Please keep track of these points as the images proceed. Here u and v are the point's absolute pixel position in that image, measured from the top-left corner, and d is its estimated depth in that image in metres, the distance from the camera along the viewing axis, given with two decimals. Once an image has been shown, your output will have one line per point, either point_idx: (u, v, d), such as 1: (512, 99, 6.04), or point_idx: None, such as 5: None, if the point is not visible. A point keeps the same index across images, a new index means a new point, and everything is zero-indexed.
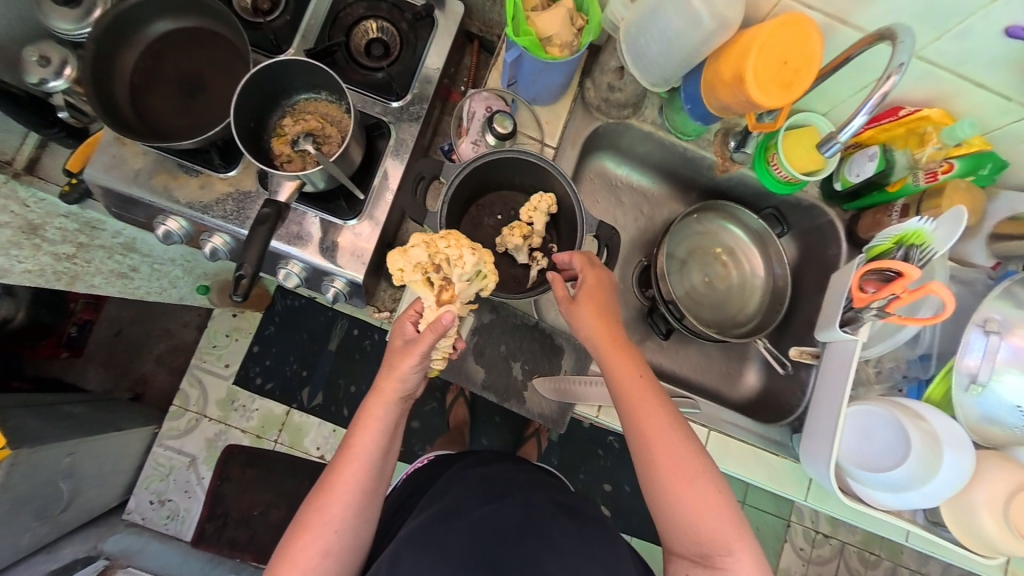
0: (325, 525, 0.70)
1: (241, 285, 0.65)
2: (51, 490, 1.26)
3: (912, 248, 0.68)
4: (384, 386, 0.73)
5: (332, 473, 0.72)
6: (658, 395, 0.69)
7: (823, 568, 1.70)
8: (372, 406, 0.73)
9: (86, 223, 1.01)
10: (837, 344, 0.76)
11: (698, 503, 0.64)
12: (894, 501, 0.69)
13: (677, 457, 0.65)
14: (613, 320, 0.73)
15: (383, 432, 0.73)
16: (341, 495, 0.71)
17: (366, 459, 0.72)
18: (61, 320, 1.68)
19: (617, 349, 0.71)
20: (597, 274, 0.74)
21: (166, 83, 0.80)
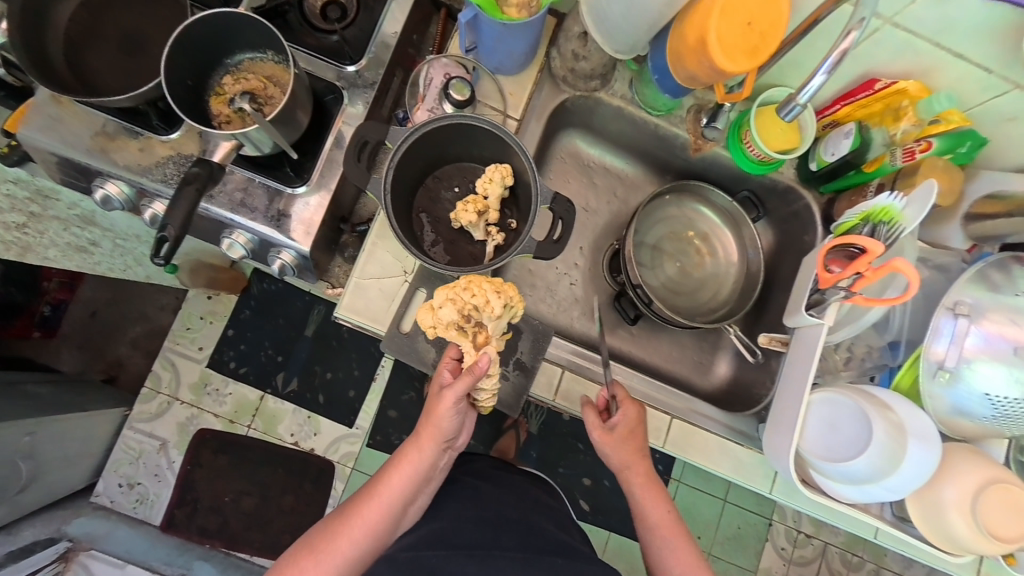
0: (337, 553, 0.72)
1: (162, 249, 0.62)
2: (7, 470, 1.22)
3: (880, 225, 0.64)
4: (424, 433, 0.75)
5: (358, 504, 0.74)
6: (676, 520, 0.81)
7: (805, 569, 1.66)
8: (413, 448, 0.76)
9: (37, 191, 0.96)
10: (807, 330, 0.71)
11: None
12: (857, 495, 0.65)
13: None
14: (643, 454, 0.81)
15: (419, 476, 0.76)
16: (361, 529, 0.73)
17: (395, 499, 0.74)
18: (33, 299, 1.64)
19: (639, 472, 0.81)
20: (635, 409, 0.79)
21: (106, 41, 0.77)
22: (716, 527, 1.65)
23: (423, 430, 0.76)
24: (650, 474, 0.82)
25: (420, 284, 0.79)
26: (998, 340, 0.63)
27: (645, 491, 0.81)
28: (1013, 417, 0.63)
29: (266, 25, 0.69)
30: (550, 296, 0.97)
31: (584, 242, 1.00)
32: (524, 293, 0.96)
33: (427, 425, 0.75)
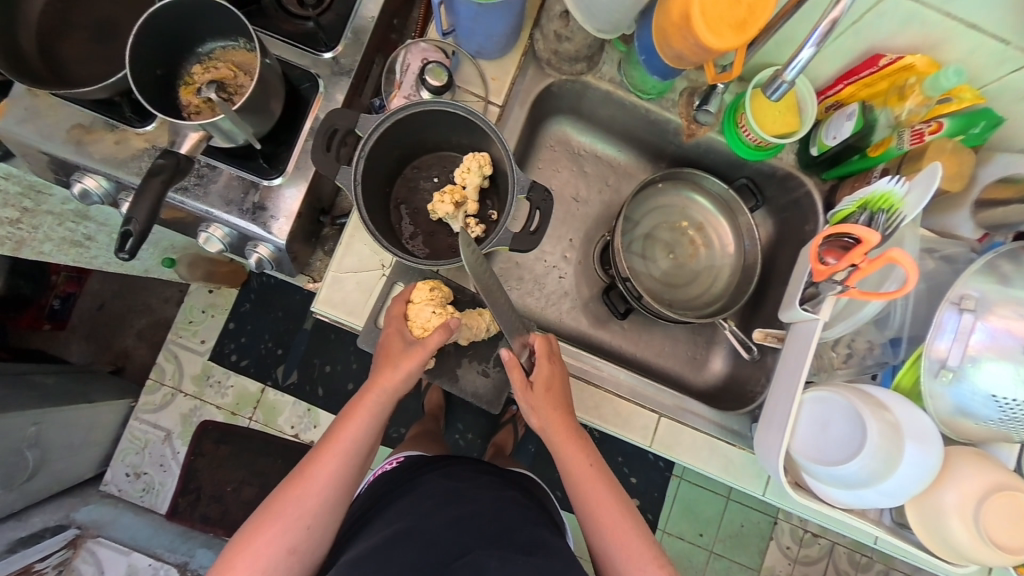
0: (296, 517, 0.64)
1: (127, 243, 0.62)
2: (15, 459, 1.25)
3: (878, 213, 0.61)
4: (379, 380, 0.69)
5: (308, 461, 0.66)
6: (588, 451, 0.74)
7: (810, 568, 1.62)
8: (367, 393, 0.69)
9: (30, 186, 0.97)
10: (801, 325, 0.66)
11: (624, 536, 0.71)
12: (852, 499, 0.61)
13: (602, 497, 0.73)
14: (556, 403, 0.73)
15: (376, 428, 0.70)
16: (315, 485, 0.65)
17: (351, 451, 0.67)
18: (42, 292, 1.68)
19: (570, 443, 0.73)
20: (553, 366, 0.74)
21: (79, 33, 0.77)
22: (717, 524, 1.62)
23: (376, 376, 0.70)
24: (567, 421, 0.73)
25: (396, 279, 0.77)
26: (1006, 336, 0.59)
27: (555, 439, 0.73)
28: (1020, 420, 0.59)
29: (233, 11, 0.68)
30: (539, 289, 0.94)
31: (574, 233, 0.97)
32: (510, 286, 0.93)
33: (385, 370, 0.69)
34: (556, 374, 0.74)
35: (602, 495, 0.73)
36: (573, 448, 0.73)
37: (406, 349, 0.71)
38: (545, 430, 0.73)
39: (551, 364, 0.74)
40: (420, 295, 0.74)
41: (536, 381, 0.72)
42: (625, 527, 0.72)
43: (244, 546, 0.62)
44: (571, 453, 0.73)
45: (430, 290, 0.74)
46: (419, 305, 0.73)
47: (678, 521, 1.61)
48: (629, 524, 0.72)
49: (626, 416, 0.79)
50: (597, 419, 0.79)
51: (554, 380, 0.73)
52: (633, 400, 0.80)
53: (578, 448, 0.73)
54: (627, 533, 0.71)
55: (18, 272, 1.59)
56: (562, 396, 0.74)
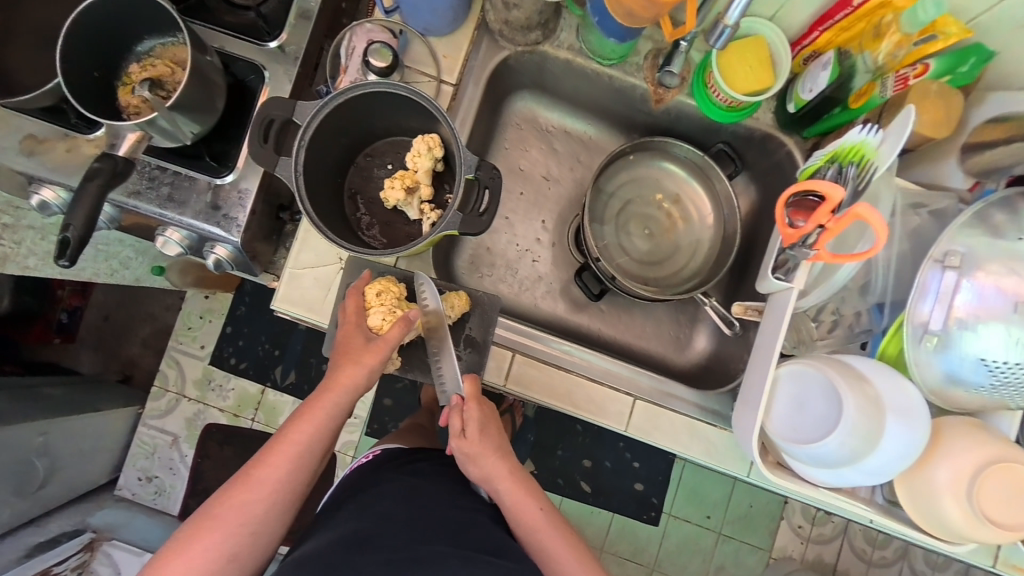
0: (238, 520, 0.63)
1: (66, 249, 0.61)
2: (25, 469, 1.26)
3: (848, 166, 0.56)
4: (334, 378, 0.69)
5: (255, 463, 0.65)
6: (519, 472, 0.73)
7: (824, 547, 1.57)
8: (324, 394, 0.68)
9: (10, 203, 0.96)
10: (777, 296, 0.62)
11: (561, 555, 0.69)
12: (832, 478, 0.58)
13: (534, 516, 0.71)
14: (489, 438, 0.72)
15: (329, 429, 0.69)
16: (262, 489, 0.64)
17: (304, 454, 0.67)
18: (48, 305, 1.63)
19: (523, 492, 0.71)
20: (483, 406, 0.73)
21: (21, 38, 0.74)
22: (724, 506, 1.58)
23: (331, 375, 0.69)
24: (496, 448, 0.73)
25: (352, 276, 0.75)
26: (993, 295, 0.55)
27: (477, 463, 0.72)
28: (1015, 386, 0.55)
29: (164, 5, 0.65)
30: (511, 275, 0.91)
31: (547, 214, 0.93)
32: (481, 274, 0.90)
33: (340, 369, 0.68)
34: (489, 413, 0.73)
35: (538, 514, 0.71)
36: (526, 496, 0.71)
37: (364, 345, 0.69)
38: (477, 470, 0.72)
39: (483, 405, 0.72)
40: (367, 299, 0.71)
41: (472, 429, 0.71)
42: (551, 528, 0.70)
43: (180, 550, 0.61)
44: (525, 504, 0.71)
45: (377, 293, 0.72)
46: (367, 308, 0.71)
47: (683, 505, 1.58)
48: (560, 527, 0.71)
49: (599, 402, 0.76)
50: (569, 406, 0.76)
51: (487, 421, 0.73)
52: (605, 384, 0.77)
53: (529, 496, 0.71)
54: (554, 536, 0.70)
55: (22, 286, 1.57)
56: (498, 438, 0.74)
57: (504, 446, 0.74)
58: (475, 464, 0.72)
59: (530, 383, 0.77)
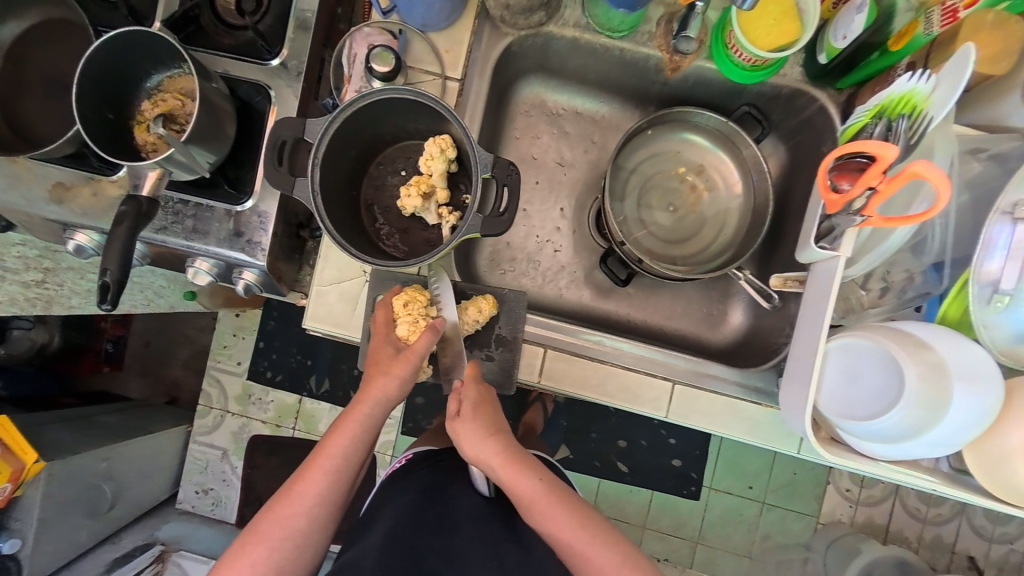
0: (284, 532, 0.65)
1: (106, 292, 0.63)
2: (94, 492, 1.35)
3: (898, 119, 0.52)
4: (367, 392, 0.69)
5: (297, 477, 0.67)
6: (512, 444, 0.70)
7: (874, 509, 1.54)
8: (357, 408, 0.69)
9: (46, 247, 0.99)
10: (821, 265, 0.58)
11: (563, 522, 0.66)
12: (892, 453, 0.55)
13: (526, 485, 0.68)
14: (480, 412, 0.70)
15: (364, 440, 0.69)
16: (303, 504, 0.66)
17: (341, 466, 0.68)
18: (93, 338, 1.70)
19: (514, 468, 0.68)
20: (479, 387, 0.72)
21: (35, 88, 0.75)
22: (766, 475, 1.56)
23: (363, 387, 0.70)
24: (489, 421, 0.70)
25: (376, 289, 0.76)
26: None
27: (466, 437, 0.69)
28: None
29: (169, 41, 0.65)
30: (533, 267, 0.89)
31: (564, 201, 0.90)
32: (503, 270, 0.89)
33: (371, 380, 0.69)
34: (486, 395, 0.72)
35: (530, 483, 0.68)
36: (518, 469, 0.68)
37: (393, 355, 0.70)
38: (475, 448, 0.69)
39: (479, 387, 0.72)
40: (394, 310, 0.72)
41: (465, 408, 0.70)
42: (546, 501, 0.67)
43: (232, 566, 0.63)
44: (518, 478, 0.68)
45: (404, 304, 0.72)
46: (395, 318, 0.72)
47: (723, 477, 1.57)
48: (560, 503, 0.67)
49: (635, 389, 0.75)
50: (604, 396, 0.75)
51: (482, 403, 0.71)
52: (640, 370, 0.76)
53: (522, 470, 0.68)
54: (551, 507, 0.67)
55: (68, 325, 1.66)
56: (494, 418, 0.72)
57: (496, 421, 0.72)
58: (467, 445, 0.70)
59: (564, 377, 0.76)
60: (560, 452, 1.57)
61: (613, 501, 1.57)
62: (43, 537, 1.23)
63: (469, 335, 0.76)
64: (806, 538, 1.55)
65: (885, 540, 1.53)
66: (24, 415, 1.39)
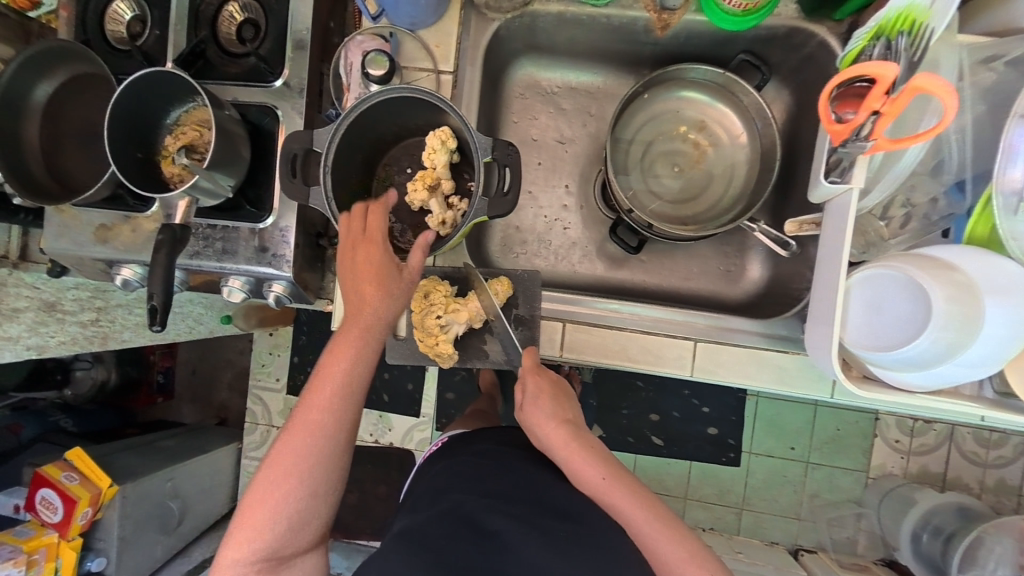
0: (280, 496, 0.61)
1: (156, 314, 0.67)
2: (164, 510, 1.45)
3: (897, 37, 0.50)
4: (361, 313, 0.65)
5: (284, 438, 0.62)
6: (579, 433, 0.77)
7: (928, 458, 1.48)
8: (350, 332, 0.64)
9: (96, 288, 1.07)
10: (835, 202, 0.58)
11: (627, 504, 0.70)
12: (927, 380, 0.54)
13: (592, 471, 0.73)
14: (547, 401, 0.79)
15: (348, 389, 0.64)
16: (297, 465, 0.61)
17: (329, 418, 0.63)
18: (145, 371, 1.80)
19: (581, 456, 0.74)
20: (543, 377, 0.81)
21: (70, 141, 0.79)
22: (807, 434, 1.54)
23: (349, 334, 0.65)
24: (555, 413, 0.78)
25: None
26: None
27: (540, 425, 0.77)
28: None
29: (185, 78, 0.69)
30: (545, 247, 0.91)
31: (568, 178, 0.91)
32: (515, 253, 0.90)
33: (361, 306, 0.65)
34: (544, 385, 0.80)
35: (599, 472, 0.73)
36: (583, 458, 0.74)
37: (379, 299, 0.65)
38: (547, 434, 0.77)
39: (537, 377, 0.79)
40: (416, 302, 0.76)
41: (528, 401, 0.79)
42: (615, 487, 0.71)
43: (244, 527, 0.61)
44: (586, 466, 0.73)
45: (427, 294, 0.76)
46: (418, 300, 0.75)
47: (763, 439, 1.55)
48: (629, 489, 0.72)
49: (657, 351, 0.75)
50: (630, 362, 0.76)
51: (540, 395, 0.80)
52: (661, 333, 0.76)
53: (590, 459, 0.74)
54: (618, 491, 0.71)
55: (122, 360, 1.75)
56: (558, 408, 0.79)
57: (565, 412, 0.79)
58: (537, 433, 0.79)
59: (587, 348, 0.77)
60: (594, 431, 1.58)
61: (652, 474, 1.58)
62: (124, 554, 1.35)
63: (488, 317, 0.78)
64: (857, 493, 1.52)
65: (942, 488, 1.48)
66: (95, 447, 1.50)
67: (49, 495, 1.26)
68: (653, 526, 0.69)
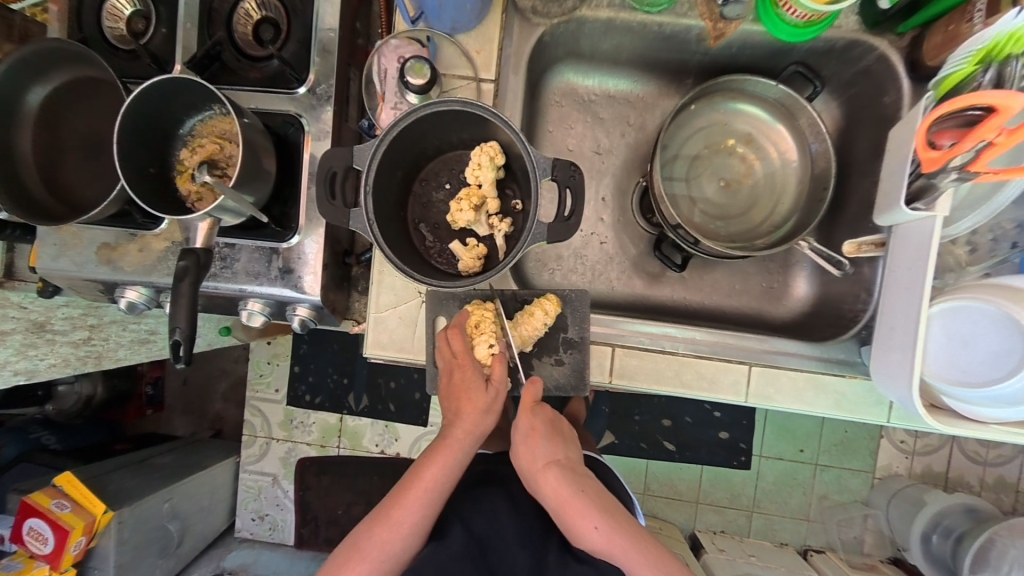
0: (381, 558, 0.65)
1: (180, 350, 0.62)
2: (163, 533, 1.36)
3: (1010, 62, 0.51)
4: (459, 424, 0.70)
5: (394, 504, 0.67)
6: (575, 476, 0.72)
7: (931, 458, 1.49)
8: (451, 441, 0.69)
9: (90, 304, 0.97)
10: (910, 226, 0.57)
11: (625, 551, 0.67)
12: (1016, 416, 0.54)
13: (589, 518, 0.68)
14: (540, 441, 0.73)
15: (454, 476, 0.69)
16: (402, 529, 0.66)
17: (435, 494, 0.68)
18: (135, 383, 1.69)
19: (574, 505, 0.69)
20: (540, 412, 0.74)
21: (70, 151, 0.72)
22: (818, 437, 1.54)
23: (455, 421, 0.70)
24: (547, 453, 0.72)
25: (435, 311, 0.74)
26: None
27: (530, 467, 0.72)
28: None
29: (205, 85, 0.62)
30: (581, 263, 0.86)
31: (605, 190, 0.87)
32: (551, 269, 0.86)
33: (468, 390, 0.70)
34: (539, 424, 0.73)
35: (596, 521, 0.68)
36: (578, 507, 0.68)
37: (483, 389, 0.70)
38: (537, 479, 0.71)
39: (531, 416, 0.73)
40: (468, 332, 0.71)
41: (518, 441, 0.73)
42: (615, 534, 0.67)
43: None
44: (579, 517, 0.68)
45: (476, 324, 0.72)
46: (471, 340, 0.71)
47: (774, 443, 1.56)
48: (628, 538, 0.67)
49: (711, 376, 0.73)
50: (681, 388, 0.73)
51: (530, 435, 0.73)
52: (713, 356, 0.73)
53: (584, 508, 0.68)
54: (617, 538, 0.67)
55: (111, 373, 1.62)
56: (552, 448, 0.73)
57: (557, 452, 0.73)
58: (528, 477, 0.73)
59: (638, 373, 0.73)
60: (606, 438, 1.56)
61: (665, 480, 1.57)
62: None
63: (536, 341, 0.74)
64: (864, 494, 1.53)
65: (944, 488, 1.49)
66: (85, 468, 1.41)
67: (38, 524, 1.17)
68: (653, 572, 0.65)
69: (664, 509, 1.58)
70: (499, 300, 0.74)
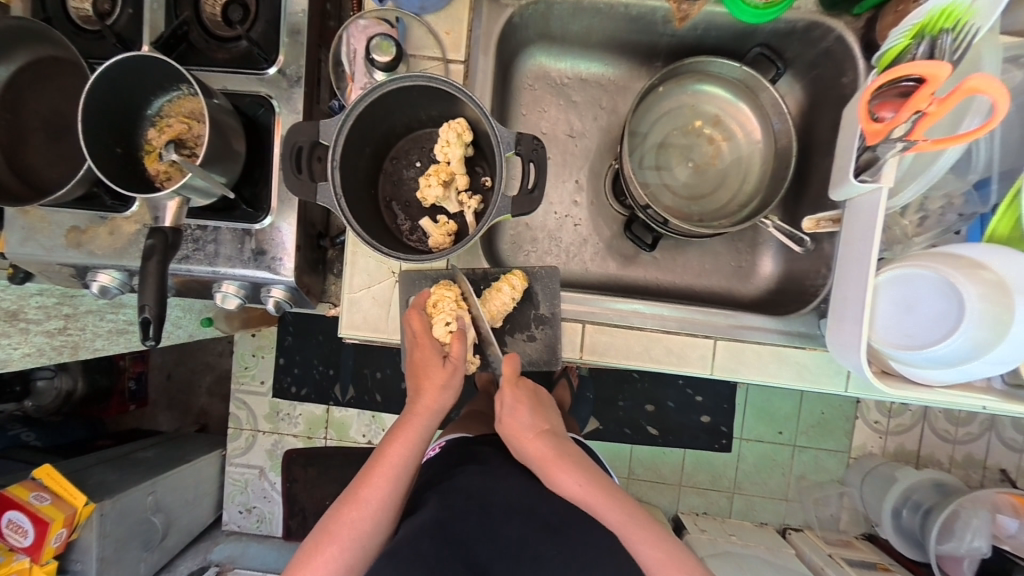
0: (349, 539, 0.65)
1: (149, 328, 0.62)
2: (147, 526, 1.36)
3: (942, 35, 0.54)
4: (421, 401, 0.71)
5: (361, 484, 0.68)
6: (559, 440, 0.74)
7: (905, 437, 1.53)
8: (413, 418, 0.71)
9: (64, 293, 0.96)
10: (860, 200, 0.59)
11: (607, 510, 0.68)
12: (953, 377, 0.57)
13: (573, 476, 0.70)
14: (525, 411, 0.75)
15: (418, 452, 0.70)
16: (369, 508, 0.67)
17: (401, 472, 0.69)
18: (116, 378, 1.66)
19: (557, 464, 0.71)
20: (523, 386, 0.77)
21: (33, 133, 0.71)
22: (796, 419, 1.58)
23: (416, 398, 0.71)
24: (532, 419, 0.75)
25: (409, 291, 0.75)
26: None
27: (516, 433, 0.74)
28: None
29: (170, 63, 0.62)
30: (556, 245, 0.87)
31: (579, 173, 0.88)
32: (526, 251, 0.87)
33: (428, 367, 0.71)
34: (523, 396, 0.76)
35: (580, 480, 0.69)
36: (561, 466, 0.70)
37: (442, 367, 0.71)
38: (523, 443, 0.73)
39: (515, 390, 0.75)
40: (428, 312, 0.73)
41: (504, 413, 0.75)
42: (597, 492, 0.69)
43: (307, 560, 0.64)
44: (562, 473, 0.70)
45: (435, 303, 0.73)
46: (430, 320, 0.73)
47: (753, 426, 1.60)
48: (609, 495, 0.69)
49: (679, 351, 0.75)
50: (650, 362, 0.75)
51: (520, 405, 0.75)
52: (681, 332, 0.75)
53: (567, 466, 0.71)
54: (599, 498, 0.68)
55: (91, 368, 1.59)
56: (536, 418, 0.75)
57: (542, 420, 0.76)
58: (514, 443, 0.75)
59: (609, 349, 0.76)
60: (591, 424, 1.59)
61: (649, 464, 1.60)
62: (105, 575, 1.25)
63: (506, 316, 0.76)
64: (841, 473, 1.58)
65: (917, 465, 1.54)
66: (66, 462, 1.39)
67: (17, 517, 1.15)
68: (634, 528, 0.66)
69: (648, 493, 1.61)
70: (463, 279, 0.76)
